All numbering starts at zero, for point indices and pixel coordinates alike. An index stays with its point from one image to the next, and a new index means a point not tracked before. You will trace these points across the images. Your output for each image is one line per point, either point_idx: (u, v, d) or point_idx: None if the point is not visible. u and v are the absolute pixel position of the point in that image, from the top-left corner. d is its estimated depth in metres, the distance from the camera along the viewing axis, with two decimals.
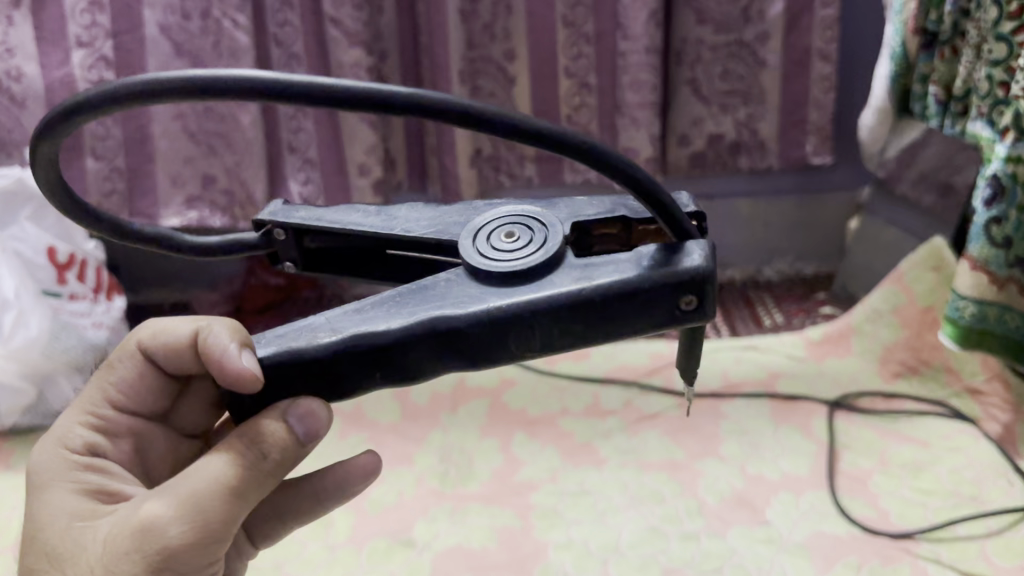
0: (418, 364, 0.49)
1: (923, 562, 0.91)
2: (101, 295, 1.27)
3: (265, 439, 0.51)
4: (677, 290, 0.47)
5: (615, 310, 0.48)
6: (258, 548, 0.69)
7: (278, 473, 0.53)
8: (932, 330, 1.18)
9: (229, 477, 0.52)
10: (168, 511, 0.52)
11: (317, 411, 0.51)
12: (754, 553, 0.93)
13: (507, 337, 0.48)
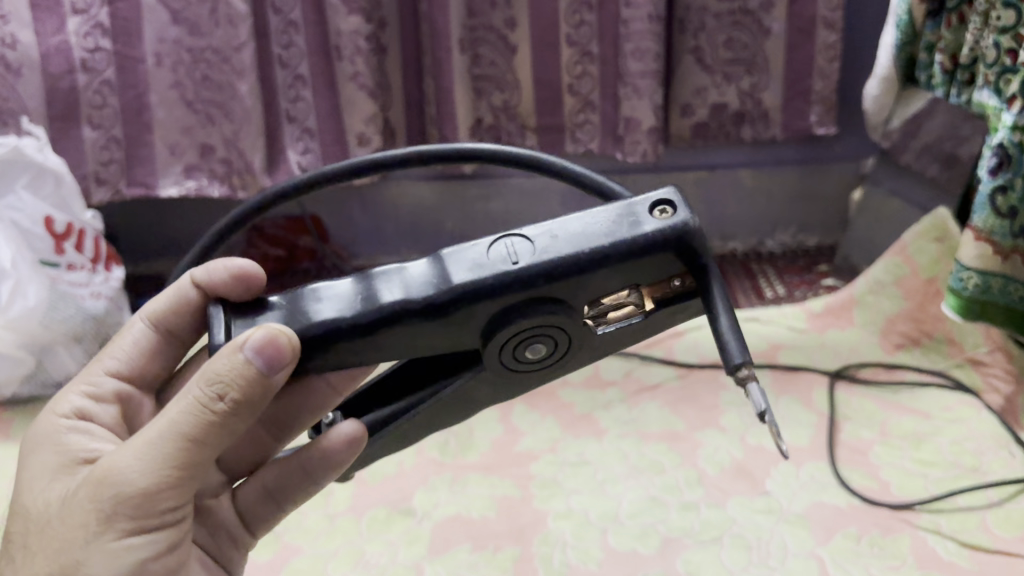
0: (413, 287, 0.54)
1: (923, 533, 0.91)
2: (100, 265, 1.26)
3: (219, 377, 0.49)
4: (648, 203, 0.55)
5: (594, 228, 0.54)
6: (254, 537, 0.70)
7: (239, 416, 0.51)
8: (935, 302, 1.18)
9: (183, 423, 0.50)
10: (127, 460, 0.51)
11: (277, 337, 0.49)
12: (753, 523, 0.93)
13: (501, 255, 0.53)
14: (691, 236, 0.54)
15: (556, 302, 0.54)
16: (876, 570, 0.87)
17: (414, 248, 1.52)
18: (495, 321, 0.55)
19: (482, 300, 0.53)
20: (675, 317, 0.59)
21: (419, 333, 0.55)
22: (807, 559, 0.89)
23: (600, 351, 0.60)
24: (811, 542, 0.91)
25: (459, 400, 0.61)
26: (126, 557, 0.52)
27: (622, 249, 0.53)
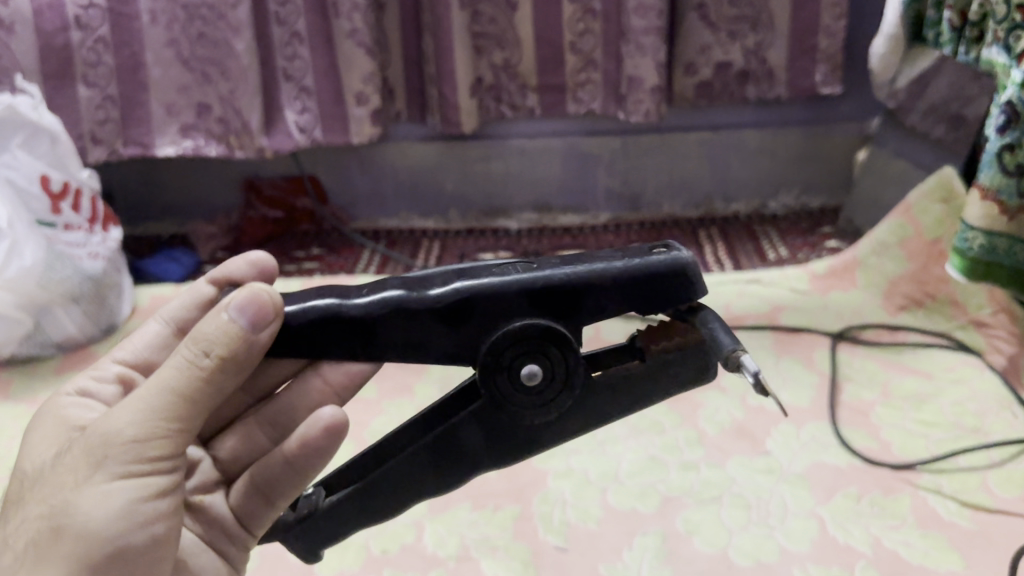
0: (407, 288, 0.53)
1: (924, 493, 0.91)
2: (96, 226, 1.25)
3: (204, 336, 0.50)
4: (652, 247, 0.54)
5: (598, 256, 0.53)
6: (254, 538, 0.65)
7: (225, 378, 0.51)
8: (938, 262, 1.17)
9: (171, 378, 0.51)
10: (118, 411, 0.51)
11: (259, 295, 0.50)
12: (753, 483, 0.93)
13: (503, 268, 0.53)
14: (695, 274, 0.53)
15: (551, 311, 0.52)
16: (876, 529, 0.87)
17: (414, 210, 1.51)
18: (488, 325, 0.53)
19: (475, 299, 0.52)
20: (677, 385, 0.56)
21: (407, 333, 0.53)
22: (807, 518, 0.89)
23: (602, 411, 0.56)
24: (811, 502, 0.90)
25: (450, 444, 0.57)
26: (115, 507, 0.51)
27: (622, 270, 0.52)
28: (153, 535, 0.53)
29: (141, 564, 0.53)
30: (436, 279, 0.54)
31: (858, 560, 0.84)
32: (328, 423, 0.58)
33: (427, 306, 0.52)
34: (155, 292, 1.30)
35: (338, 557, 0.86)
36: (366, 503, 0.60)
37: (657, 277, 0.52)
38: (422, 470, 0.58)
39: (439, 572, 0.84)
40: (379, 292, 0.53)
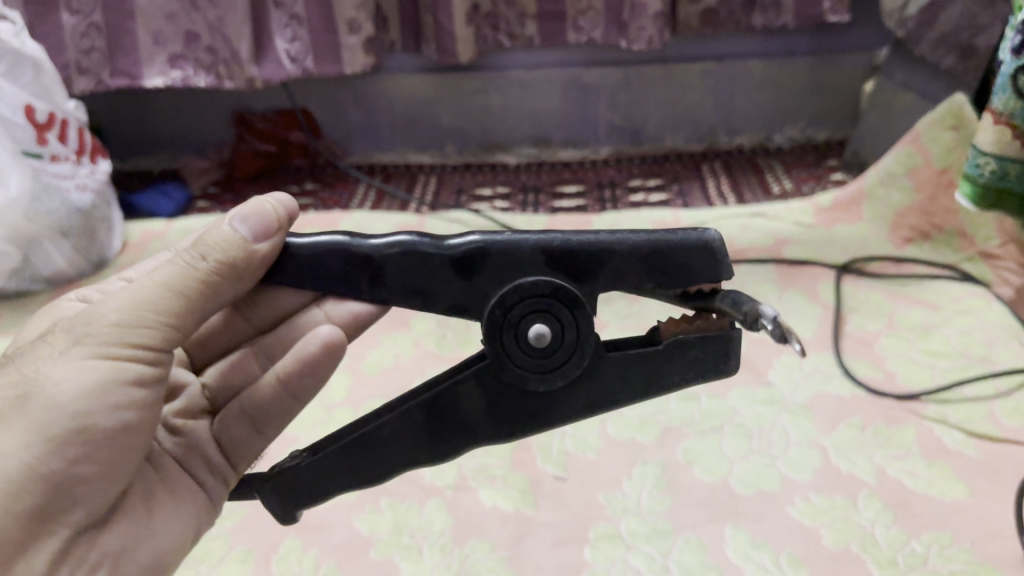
0: (424, 238, 0.52)
1: (929, 423, 0.89)
2: (84, 158, 1.22)
3: (208, 240, 0.51)
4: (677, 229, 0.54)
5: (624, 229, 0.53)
6: (233, 473, 0.64)
7: (221, 286, 0.52)
8: (946, 193, 1.13)
9: (166, 273, 0.51)
10: (107, 300, 0.51)
11: (265, 209, 0.51)
12: (754, 413, 0.91)
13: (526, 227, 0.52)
14: (720, 257, 0.52)
15: (567, 268, 0.51)
16: (880, 459, 0.86)
17: (410, 144, 1.47)
18: (500, 278, 0.51)
19: (491, 252, 0.51)
20: (693, 375, 0.54)
21: (417, 277, 0.52)
22: (809, 448, 0.87)
23: (609, 388, 0.53)
24: (813, 433, 0.89)
25: (448, 408, 0.53)
26: (85, 384, 0.49)
27: (647, 243, 0.51)
28: (123, 428, 0.51)
29: (105, 454, 0.50)
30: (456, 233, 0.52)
31: (861, 490, 0.82)
32: (322, 348, 0.58)
33: (442, 255, 0.51)
34: (147, 226, 1.27)
35: None
36: (357, 459, 0.54)
37: (679, 254, 0.51)
38: (415, 435, 0.54)
39: (437, 501, 0.82)
40: (395, 237, 0.52)
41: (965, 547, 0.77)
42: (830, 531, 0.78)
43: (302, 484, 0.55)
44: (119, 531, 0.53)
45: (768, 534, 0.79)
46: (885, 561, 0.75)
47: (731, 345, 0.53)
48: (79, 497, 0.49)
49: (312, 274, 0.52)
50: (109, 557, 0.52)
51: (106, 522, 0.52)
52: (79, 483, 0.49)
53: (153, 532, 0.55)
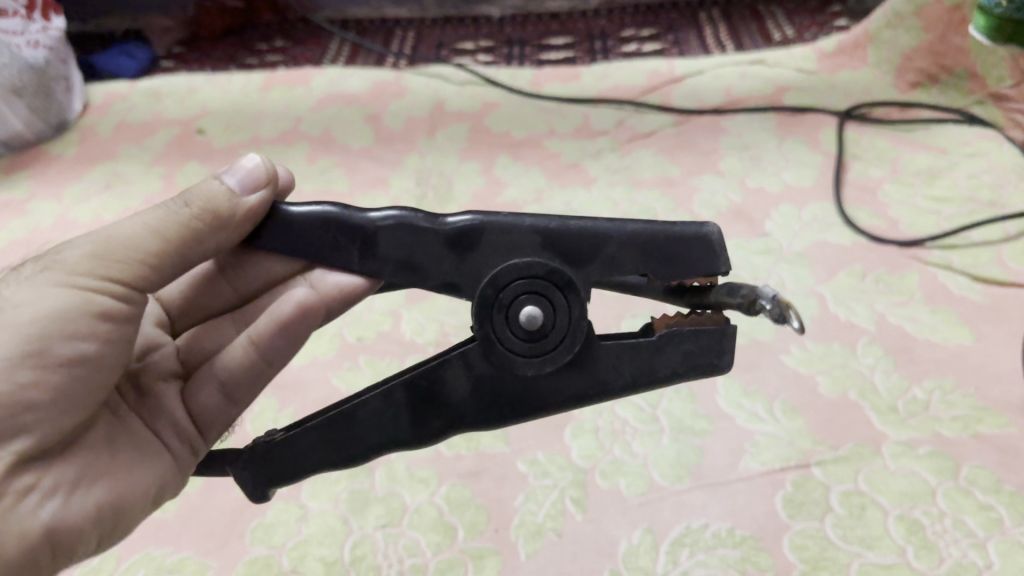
0: (418, 215, 0.47)
1: (933, 270, 0.85)
2: (36, 14, 1.13)
3: (194, 190, 0.47)
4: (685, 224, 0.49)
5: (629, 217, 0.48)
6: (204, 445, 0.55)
7: (200, 235, 0.47)
8: (958, 31, 1.04)
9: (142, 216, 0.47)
10: (80, 236, 0.47)
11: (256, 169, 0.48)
12: (750, 264, 0.87)
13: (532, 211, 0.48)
14: (718, 254, 0.47)
15: (564, 249, 0.46)
16: (881, 306, 0.82)
17: None
18: (496, 253, 0.46)
19: (485, 231, 0.46)
20: (687, 372, 0.48)
21: (407, 250, 0.47)
22: (806, 298, 0.83)
23: (601, 376, 0.48)
24: (811, 281, 0.85)
25: (433, 387, 0.47)
26: (43, 309, 0.44)
27: (646, 231, 0.46)
28: (88, 362, 0.45)
29: (63, 386, 0.44)
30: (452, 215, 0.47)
31: (861, 337, 0.78)
32: (295, 312, 0.53)
33: (435, 231, 0.46)
34: (109, 87, 1.19)
35: (311, 346, 0.82)
36: (335, 441, 0.48)
37: (678, 243, 0.47)
38: (397, 418, 0.47)
39: (418, 357, 0.80)
40: (387, 211, 0.47)
41: (970, 393, 0.73)
42: (827, 378, 0.75)
43: (275, 458, 0.48)
44: (78, 462, 0.46)
45: (762, 383, 0.75)
46: (885, 408, 0.72)
47: (726, 340, 0.48)
48: (31, 419, 0.42)
49: (292, 246, 0.47)
50: (63, 487, 0.44)
51: (63, 452, 0.45)
52: (30, 410, 0.42)
53: (117, 471, 0.48)
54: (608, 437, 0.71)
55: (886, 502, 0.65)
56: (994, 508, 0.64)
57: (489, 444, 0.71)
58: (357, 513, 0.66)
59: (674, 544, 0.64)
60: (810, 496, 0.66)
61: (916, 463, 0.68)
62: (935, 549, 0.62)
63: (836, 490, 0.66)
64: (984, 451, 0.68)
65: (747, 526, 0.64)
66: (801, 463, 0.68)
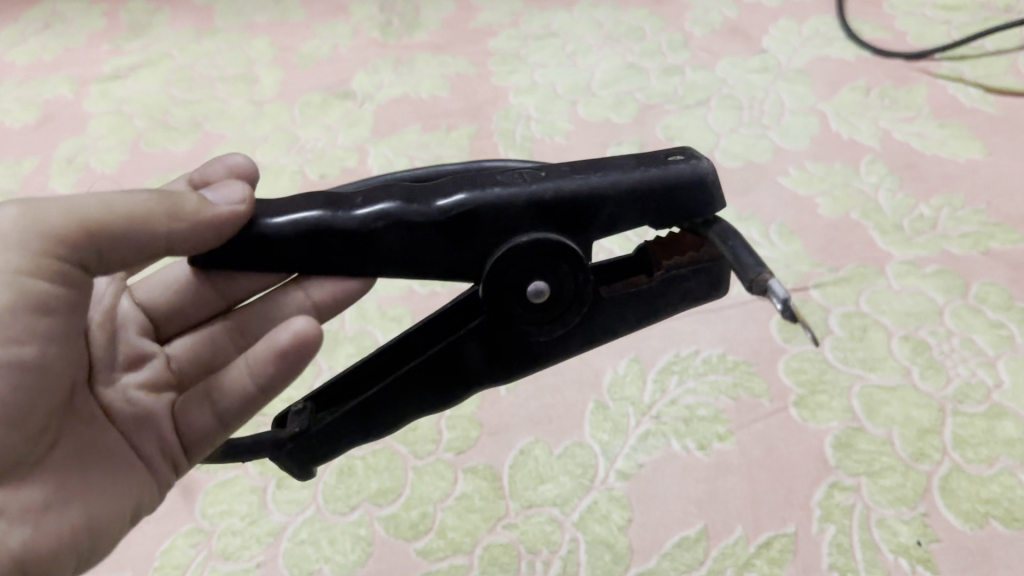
0: (376, 195, 0.35)
1: (942, 82, 0.78)
2: None
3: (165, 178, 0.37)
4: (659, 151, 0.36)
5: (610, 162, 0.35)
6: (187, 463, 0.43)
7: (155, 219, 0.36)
8: None
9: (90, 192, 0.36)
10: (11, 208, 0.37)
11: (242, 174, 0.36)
12: (746, 83, 0.80)
13: (506, 172, 0.36)
14: (734, 240, 0.34)
15: (561, 230, 0.35)
16: (885, 122, 0.75)
17: None
18: (484, 240, 0.35)
19: (476, 208, 0.34)
20: (705, 297, 0.39)
21: (388, 242, 0.35)
22: (806, 116, 0.76)
23: (618, 327, 0.38)
24: (811, 99, 0.78)
25: (439, 360, 0.38)
26: None
27: (640, 187, 0.35)
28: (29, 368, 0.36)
29: (4, 397, 0.34)
30: (411, 186, 0.36)
31: (864, 155, 0.72)
32: (293, 342, 0.38)
33: (416, 214, 0.35)
34: None
35: (271, 184, 0.74)
36: (363, 420, 0.39)
37: (670, 195, 0.35)
38: (420, 398, 0.38)
39: None
40: (335, 196, 0.35)
41: (980, 209, 0.67)
42: (827, 199, 0.69)
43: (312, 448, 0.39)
44: (52, 476, 0.37)
45: (757, 207, 0.70)
46: (890, 228, 0.67)
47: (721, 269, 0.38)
48: None
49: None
50: (32, 510, 0.35)
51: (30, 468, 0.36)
52: None
53: (94, 487, 0.38)
54: None
55: (889, 323, 0.61)
56: (1004, 326, 0.60)
57: None
58: (326, 353, 0.64)
59: (661, 373, 0.60)
60: (808, 319, 0.61)
61: (922, 283, 0.63)
62: (941, 370, 0.58)
63: (835, 313, 0.62)
64: (996, 269, 0.63)
65: (741, 351, 0.60)
66: (798, 286, 0.64)
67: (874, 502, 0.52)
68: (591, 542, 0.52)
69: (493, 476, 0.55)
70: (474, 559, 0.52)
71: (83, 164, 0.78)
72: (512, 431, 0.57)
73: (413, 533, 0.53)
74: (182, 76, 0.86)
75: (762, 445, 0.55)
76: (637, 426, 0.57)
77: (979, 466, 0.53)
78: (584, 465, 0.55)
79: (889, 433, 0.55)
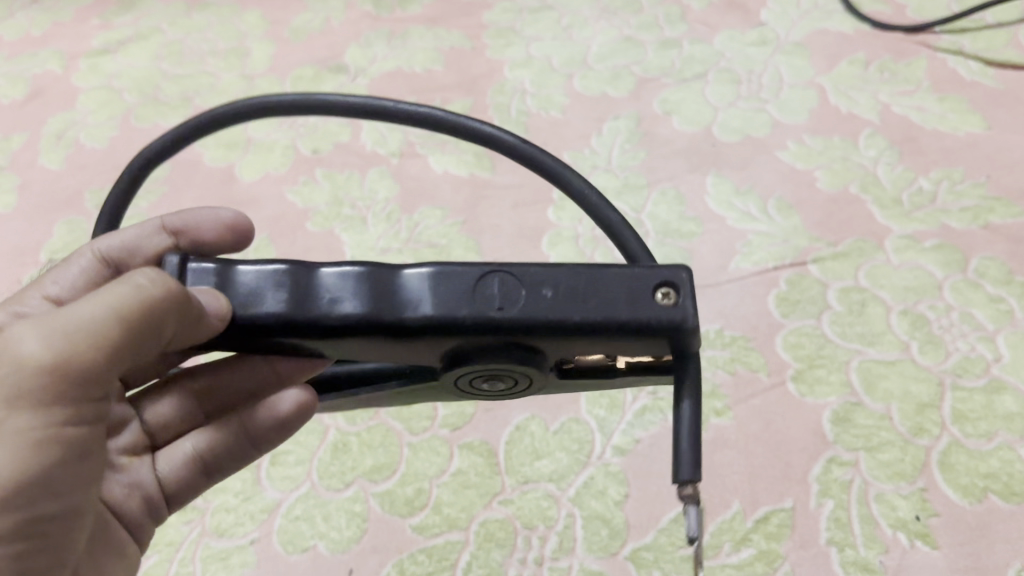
0: (341, 294, 0.31)
1: (942, 55, 0.77)
2: None
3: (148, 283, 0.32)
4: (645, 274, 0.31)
5: (585, 287, 0.31)
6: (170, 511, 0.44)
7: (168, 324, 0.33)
8: None
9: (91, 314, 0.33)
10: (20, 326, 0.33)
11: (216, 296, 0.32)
12: (744, 57, 0.79)
13: (471, 282, 0.31)
14: (692, 443, 0.31)
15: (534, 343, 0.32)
16: (884, 96, 0.74)
17: None
18: (437, 344, 0.32)
19: (425, 329, 0.31)
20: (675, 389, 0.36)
21: (333, 346, 0.32)
22: (804, 89, 0.76)
23: (568, 389, 0.38)
24: (809, 73, 0.77)
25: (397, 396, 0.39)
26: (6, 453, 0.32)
27: (610, 329, 0.31)
28: (64, 518, 0.35)
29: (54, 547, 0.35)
30: (377, 275, 0.31)
31: (863, 129, 0.72)
32: (295, 409, 0.40)
33: (360, 330, 0.31)
34: None
35: (263, 159, 0.73)
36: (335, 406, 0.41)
37: (642, 341, 0.31)
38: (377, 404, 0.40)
39: (380, 170, 0.72)
40: (295, 289, 0.31)
41: (980, 183, 0.66)
42: (826, 173, 0.69)
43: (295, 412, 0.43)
44: None
45: (755, 181, 0.69)
46: (888, 202, 0.66)
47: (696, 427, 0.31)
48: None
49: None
50: None
51: None
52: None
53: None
54: (589, 244, 0.66)
55: (888, 298, 0.60)
56: (1004, 300, 0.59)
57: (460, 256, 0.66)
58: None
59: None
60: (806, 294, 0.61)
61: (921, 257, 0.62)
62: (940, 344, 0.57)
63: (834, 288, 0.61)
64: (995, 243, 0.62)
65: (738, 326, 0.60)
66: (796, 261, 0.63)
67: (872, 478, 0.52)
68: (587, 518, 0.52)
69: (488, 452, 0.55)
70: (470, 535, 0.51)
71: (72, 140, 0.77)
72: (508, 407, 0.56)
73: (408, 510, 0.52)
74: (172, 50, 0.85)
75: (760, 420, 0.55)
76: (634, 402, 0.56)
77: (978, 441, 0.52)
78: (581, 441, 0.55)
79: (888, 408, 0.54)
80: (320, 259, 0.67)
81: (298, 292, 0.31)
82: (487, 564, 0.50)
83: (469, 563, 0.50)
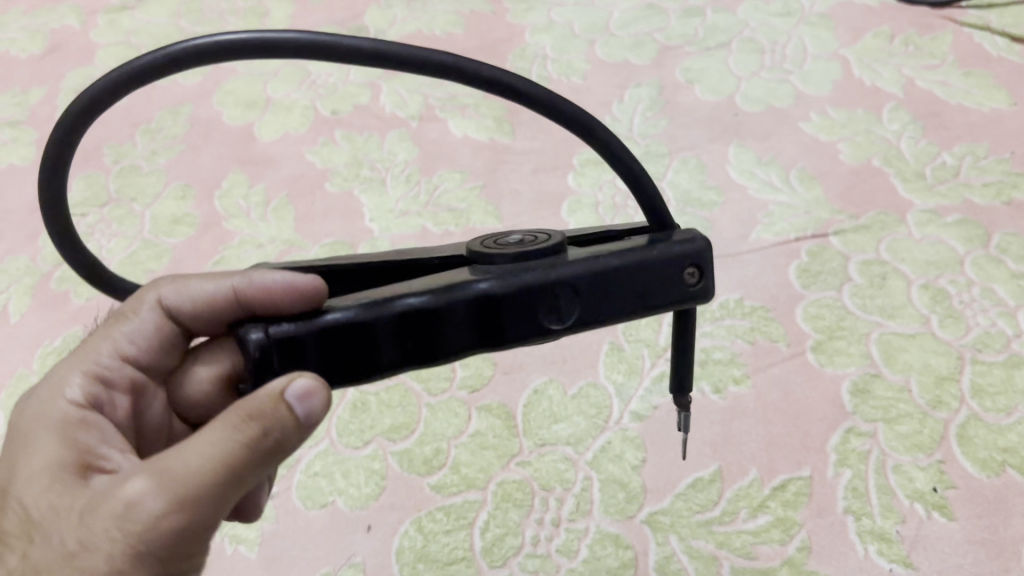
0: (415, 332, 0.29)
1: (968, 31, 0.76)
2: None
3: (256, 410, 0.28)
4: (673, 259, 0.31)
5: (636, 287, 0.31)
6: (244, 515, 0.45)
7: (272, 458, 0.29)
8: None
9: (200, 459, 0.28)
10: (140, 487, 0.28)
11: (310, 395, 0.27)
12: (767, 28, 0.79)
13: (538, 307, 0.30)
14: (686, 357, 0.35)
15: None
16: (909, 70, 0.73)
17: None
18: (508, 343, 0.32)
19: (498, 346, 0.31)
20: None
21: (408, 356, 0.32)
22: (828, 62, 0.75)
23: None
24: (833, 44, 0.76)
25: None
26: None
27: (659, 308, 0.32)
28: None
29: None
30: (442, 306, 0.30)
31: (886, 102, 0.71)
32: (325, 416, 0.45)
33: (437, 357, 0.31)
34: None
35: (282, 118, 0.73)
36: None
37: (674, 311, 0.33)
38: None
39: (400, 133, 0.72)
40: (371, 337, 0.29)
41: (1005, 159, 0.66)
42: (849, 145, 0.68)
43: None
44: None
45: (777, 151, 0.69)
46: (911, 175, 0.66)
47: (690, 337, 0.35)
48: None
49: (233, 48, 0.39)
50: None
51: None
52: None
53: None
54: (608, 210, 0.65)
55: (909, 271, 0.60)
56: None
57: (479, 222, 0.65)
58: None
59: None
60: (827, 265, 0.61)
61: (943, 232, 0.62)
62: (961, 319, 0.57)
63: (855, 260, 0.61)
64: (1019, 218, 0.62)
65: (758, 297, 0.60)
66: (818, 233, 0.63)
67: (890, 448, 0.51)
68: (605, 481, 0.52)
69: (506, 415, 0.55)
70: (487, 495, 0.51)
71: None
72: (527, 371, 0.57)
73: (426, 468, 0.53)
74: (191, 10, 0.84)
75: (779, 389, 0.55)
76: (653, 367, 0.57)
77: (996, 415, 0.52)
78: (599, 406, 0.55)
79: (907, 380, 0.54)
80: (339, 220, 0.66)
81: (370, 341, 0.29)
82: (504, 524, 0.50)
83: (486, 522, 0.50)
